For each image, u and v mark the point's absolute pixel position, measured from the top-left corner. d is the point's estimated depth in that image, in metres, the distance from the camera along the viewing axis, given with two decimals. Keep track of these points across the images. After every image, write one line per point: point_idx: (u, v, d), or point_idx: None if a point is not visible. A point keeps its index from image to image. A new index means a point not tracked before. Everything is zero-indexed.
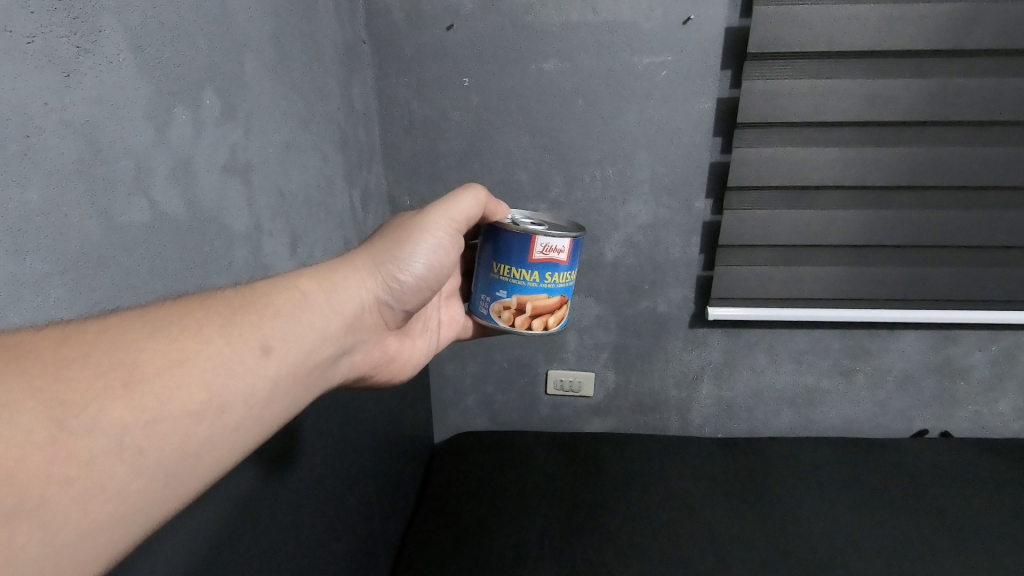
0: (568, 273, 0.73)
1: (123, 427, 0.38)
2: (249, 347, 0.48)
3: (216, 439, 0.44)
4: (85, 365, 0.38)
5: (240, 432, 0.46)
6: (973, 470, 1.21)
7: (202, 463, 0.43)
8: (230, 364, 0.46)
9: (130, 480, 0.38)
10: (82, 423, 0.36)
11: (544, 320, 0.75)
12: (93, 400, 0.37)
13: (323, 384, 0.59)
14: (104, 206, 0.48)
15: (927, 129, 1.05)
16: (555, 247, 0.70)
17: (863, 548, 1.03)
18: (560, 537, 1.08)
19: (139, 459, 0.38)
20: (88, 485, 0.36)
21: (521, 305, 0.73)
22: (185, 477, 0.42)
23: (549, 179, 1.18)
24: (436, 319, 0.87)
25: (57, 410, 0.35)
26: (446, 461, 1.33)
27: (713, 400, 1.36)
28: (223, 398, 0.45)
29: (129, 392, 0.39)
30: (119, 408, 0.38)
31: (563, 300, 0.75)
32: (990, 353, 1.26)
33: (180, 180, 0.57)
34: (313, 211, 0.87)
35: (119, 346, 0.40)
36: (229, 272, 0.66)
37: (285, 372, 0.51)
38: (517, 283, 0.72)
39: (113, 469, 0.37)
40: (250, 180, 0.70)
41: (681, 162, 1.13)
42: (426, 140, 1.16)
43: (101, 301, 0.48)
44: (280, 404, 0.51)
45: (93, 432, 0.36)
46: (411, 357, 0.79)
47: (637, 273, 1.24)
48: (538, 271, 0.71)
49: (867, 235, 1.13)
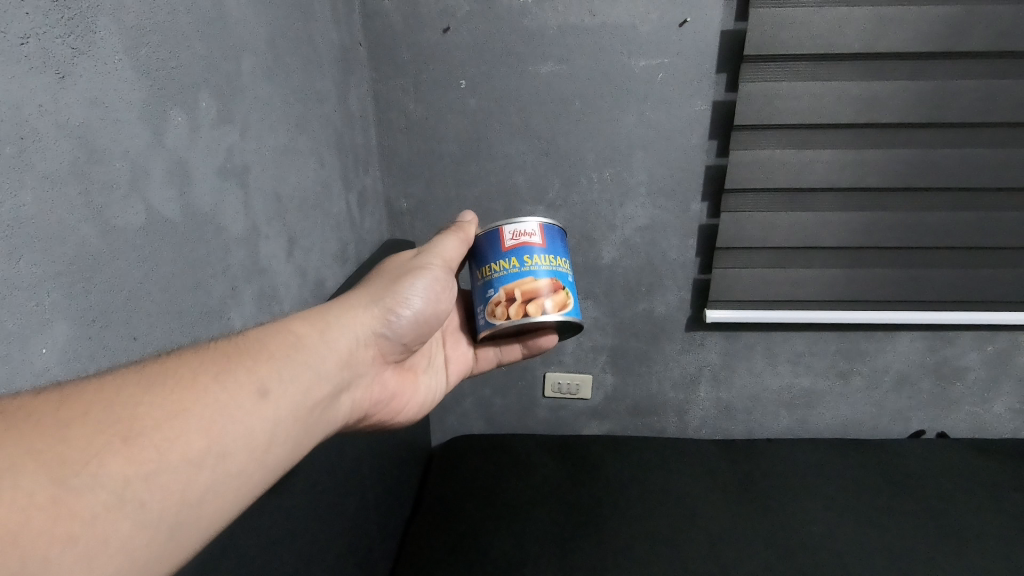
0: (550, 256, 0.72)
1: (123, 481, 0.38)
2: (247, 392, 0.48)
3: (220, 487, 0.44)
4: (84, 424, 0.38)
5: (244, 476, 0.46)
6: (970, 471, 1.21)
7: (206, 513, 0.43)
8: (228, 409, 0.46)
9: (132, 535, 0.38)
10: (83, 481, 0.37)
11: (540, 303, 0.70)
12: (93, 457, 0.37)
13: (326, 424, 0.58)
14: (99, 208, 0.47)
15: (922, 131, 1.05)
16: (522, 230, 0.71)
17: (861, 549, 1.03)
18: (558, 542, 1.07)
19: (141, 512, 0.38)
20: (91, 543, 0.36)
21: (509, 294, 0.70)
22: (188, 529, 0.42)
23: (546, 182, 1.18)
24: (443, 355, 0.87)
25: (56, 471, 0.36)
26: (445, 466, 1.32)
27: (711, 402, 1.36)
28: (223, 445, 0.45)
29: (128, 447, 0.39)
30: (117, 462, 0.38)
31: (557, 283, 0.71)
32: (985, 353, 1.27)
33: (177, 183, 0.57)
34: (310, 213, 0.87)
35: (118, 401, 0.41)
36: (225, 276, 0.65)
37: (285, 414, 0.51)
38: (500, 274, 0.71)
39: (115, 525, 0.37)
40: (247, 183, 0.70)
41: (678, 164, 1.14)
42: (423, 142, 1.16)
43: (98, 305, 0.47)
44: (284, 446, 0.51)
45: (95, 489, 0.37)
46: (414, 396, 0.78)
47: (635, 275, 1.24)
48: (515, 256, 0.71)
49: (862, 238, 1.13)
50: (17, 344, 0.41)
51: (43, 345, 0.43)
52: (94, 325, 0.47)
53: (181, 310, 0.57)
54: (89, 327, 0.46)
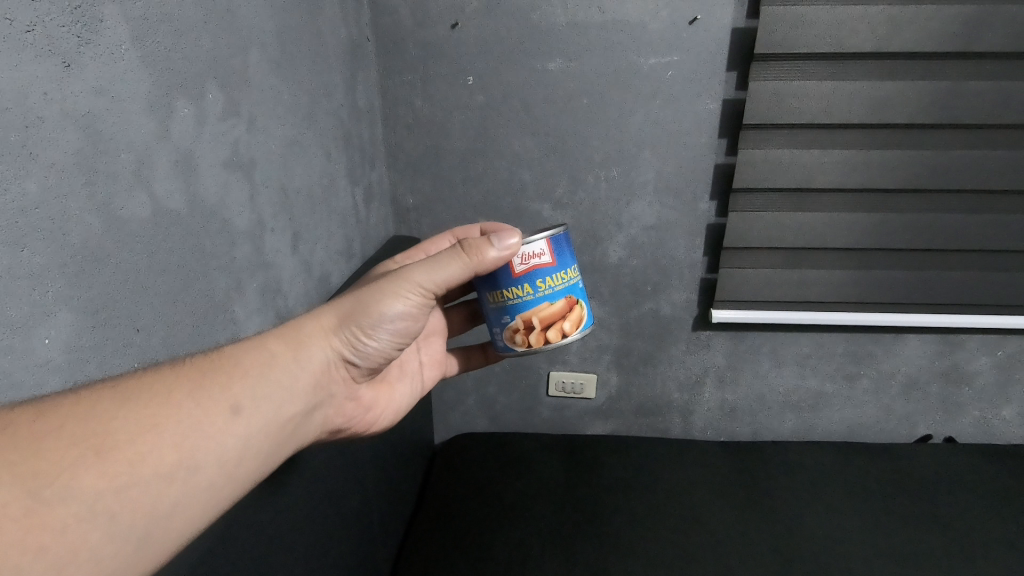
0: (561, 273, 0.70)
1: (96, 493, 0.39)
2: (219, 409, 0.48)
3: (189, 500, 0.44)
4: (60, 436, 0.39)
5: (214, 490, 0.47)
6: (977, 475, 1.20)
7: (174, 525, 0.44)
8: (200, 427, 0.46)
9: (101, 546, 0.39)
10: (55, 492, 0.37)
11: (558, 327, 0.70)
12: (66, 469, 0.38)
13: (298, 438, 0.58)
14: (105, 198, 0.47)
15: (934, 131, 1.04)
16: (531, 252, 0.68)
17: (865, 552, 1.02)
18: (562, 541, 1.07)
19: (111, 523, 0.39)
20: (61, 552, 0.37)
21: (527, 322, 0.69)
22: (157, 540, 0.43)
23: (554, 180, 1.17)
24: (417, 361, 0.86)
25: (31, 481, 0.36)
26: (446, 464, 1.32)
27: (717, 403, 1.35)
28: (194, 460, 0.45)
29: (101, 461, 0.40)
30: (91, 475, 0.39)
31: (571, 301, 0.71)
32: (995, 358, 1.25)
33: (183, 174, 0.57)
34: (315, 207, 0.87)
35: (94, 415, 0.41)
36: (231, 269, 0.65)
37: (259, 430, 0.51)
38: (515, 302, 0.69)
39: (86, 535, 0.38)
40: (253, 176, 0.69)
41: (686, 163, 1.13)
42: (430, 139, 1.16)
43: (102, 294, 0.47)
44: (255, 461, 0.51)
45: (68, 500, 0.37)
46: (390, 403, 0.78)
47: (642, 274, 1.23)
48: (528, 281, 0.68)
49: (872, 239, 1.12)
50: (20, 332, 0.41)
51: (45, 335, 0.42)
52: (98, 315, 0.47)
53: (184, 304, 0.57)
54: (93, 317, 0.46)
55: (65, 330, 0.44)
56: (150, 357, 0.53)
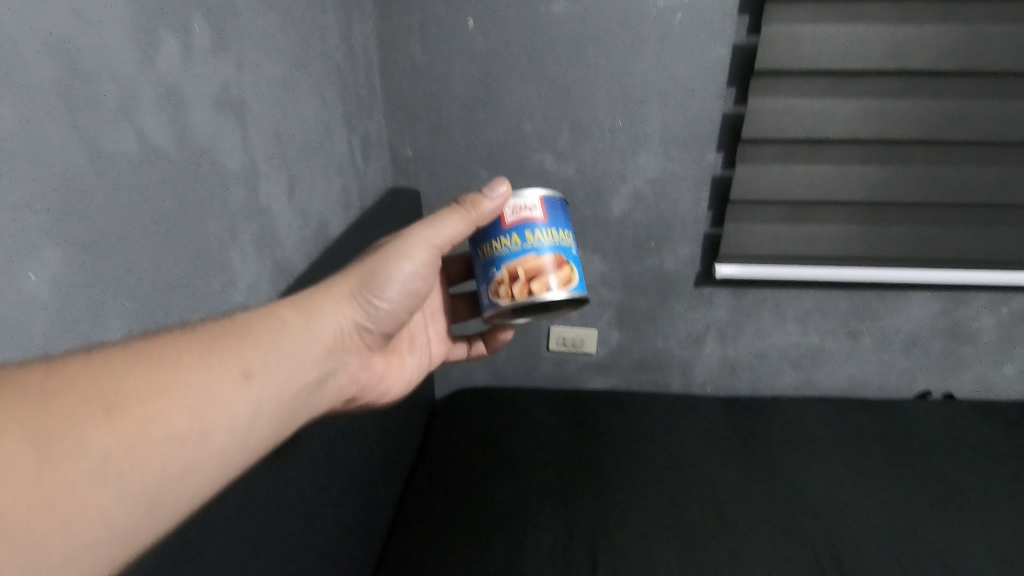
0: (552, 230, 0.67)
1: (107, 452, 0.38)
2: (230, 374, 0.48)
3: (201, 462, 0.44)
4: (71, 393, 0.38)
5: (225, 455, 0.46)
6: (973, 433, 1.21)
7: (186, 489, 0.43)
8: (209, 390, 0.46)
9: (113, 505, 0.38)
10: (64, 449, 0.36)
11: (544, 281, 0.66)
12: (76, 426, 0.38)
13: (310, 407, 0.58)
14: (88, 130, 0.45)
15: (952, 80, 1.00)
16: (523, 204, 0.67)
17: (859, 506, 1.04)
18: (559, 494, 1.09)
19: (122, 481, 0.39)
20: (72, 508, 0.36)
21: (512, 273, 0.66)
22: (168, 502, 0.42)
23: (556, 130, 1.14)
24: (425, 337, 0.85)
25: (41, 436, 0.36)
26: (448, 418, 1.33)
27: (717, 359, 1.35)
28: (204, 424, 0.45)
29: (112, 420, 0.39)
30: (101, 434, 0.38)
31: (561, 259, 0.67)
32: (998, 315, 1.24)
33: (169, 110, 0.54)
34: (311, 154, 0.84)
35: (106, 374, 0.40)
36: (224, 214, 0.63)
37: (270, 397, 0.51)
38: (502, 252, 0.67)
39: (95, 493, 0.37)
40: (245, 117, 0.67)
41: (694, 112, 1.09)
42: (429, 86, 1.12)
43: (88, 231, 0.45)
44: (268, 426, 0.51)
45: (78, 457, 0.37)
46: (401, 375, 0.78)
47: (645, 229, 1.21)
48: (516, 232, 0.66)
49: (881, 193, 1.09)
50: (4, 265, 0.39)
51: (29, 273, 0.41)
52: (84, 253, 0.45)
53: (176, 247, 0.56)
54: (78, 255, 0.45)
55: (51, 268, 0.43)
56: (139, 301, 0.51)
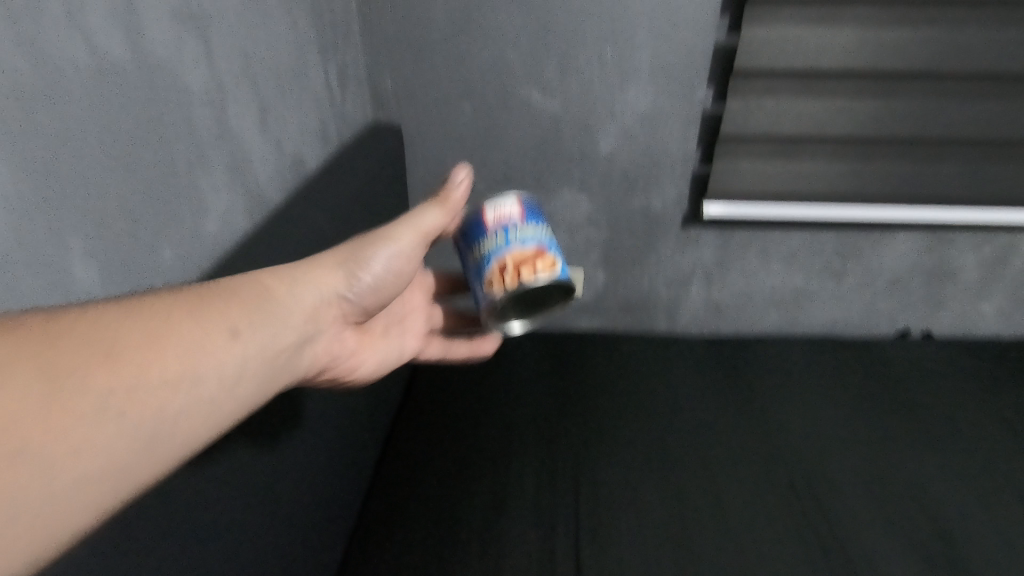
0: (532, 225, 0.68)
1: (91, 395, 0.37)
2: (220, 333, 0.47)
3: (187, 416, 0.43)
4: (60, 337, 0.37)
5: (210, 412, 0.45)
6: (949, 371, 1.24)
7: (167, 444, 0.42)
8: (199, 345, 0.44)
9: (92, 448, 0.37)
10: (52, 388, 0.35)
11: (530, 268, 0.65)
12: (63, 368, 0.36)
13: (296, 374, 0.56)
14: (28, 36, 0.42)
15: (953, 8, 0.96)
16: (500, 206, 0.68)
17: (836, 440, 1.08)
18: (546, 430, 1.10)
19: (105, 427, 0.37)
20: (53, 447, 0.35)
21: (498, 269, 0.66)
22: (150, 454, 0.40)
23: (543, 61, 1.09)
24: (401, 329, 0.84)
25: (26, 373, 0.35)
26: (435, 358, 1.32)
27: (703, 299, 1.35)
28: (192, 377, 0.43)
29: (99, 366, 0.38)
30: (87, 379, 0.37)
31: (545, 249, 0.66)
32: (981, 254, 1.25)
33: (123, 22, 0.50)
34: (283, 79, 0.80)
35: (94, 322, 0.39)
36: (190, 138, 0.60)
37: (256, 358, 0.49)
38: (487, 254, 0.67)
39: (78, 432, 0.36)
40: (208, 34, 0.63)
41: (685, 42, 1.05)
42: (408, 13, 1.06)
43: (41, 148, 0.43)
44: (255, 385, 0.49)
45: (60, 396, 0.36)
46: (376, 359, 0.75)
47: (633, 167, 1.19)
48: (498, 232, 0.67)
49: (873, 129, 1.08)
50: None
51: None
52: (38, 171, 0.43)
53: (141, 172, 0.53)
54: (32, 173, 0.42)
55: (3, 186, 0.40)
56: (104, 228, 0.49)
